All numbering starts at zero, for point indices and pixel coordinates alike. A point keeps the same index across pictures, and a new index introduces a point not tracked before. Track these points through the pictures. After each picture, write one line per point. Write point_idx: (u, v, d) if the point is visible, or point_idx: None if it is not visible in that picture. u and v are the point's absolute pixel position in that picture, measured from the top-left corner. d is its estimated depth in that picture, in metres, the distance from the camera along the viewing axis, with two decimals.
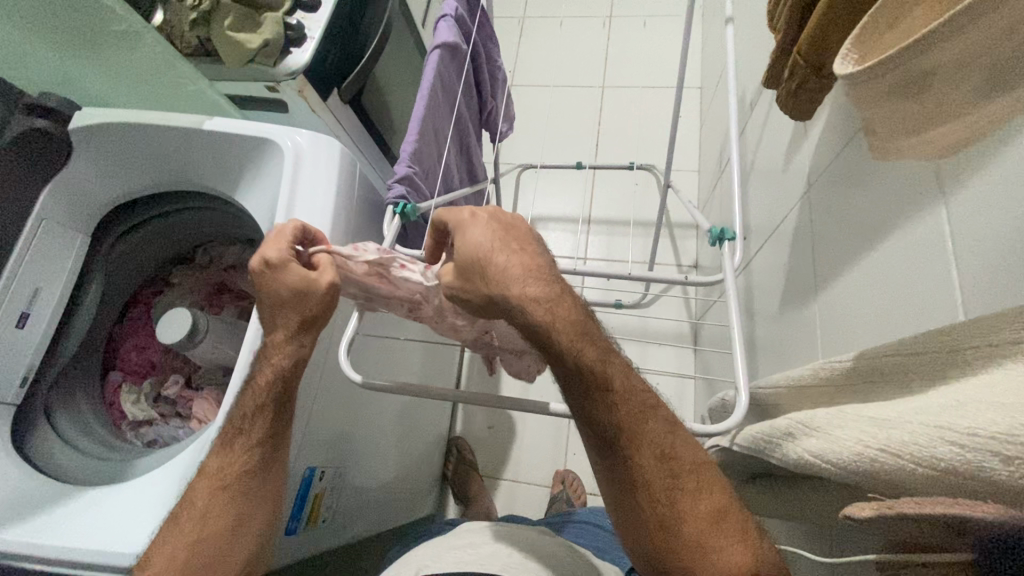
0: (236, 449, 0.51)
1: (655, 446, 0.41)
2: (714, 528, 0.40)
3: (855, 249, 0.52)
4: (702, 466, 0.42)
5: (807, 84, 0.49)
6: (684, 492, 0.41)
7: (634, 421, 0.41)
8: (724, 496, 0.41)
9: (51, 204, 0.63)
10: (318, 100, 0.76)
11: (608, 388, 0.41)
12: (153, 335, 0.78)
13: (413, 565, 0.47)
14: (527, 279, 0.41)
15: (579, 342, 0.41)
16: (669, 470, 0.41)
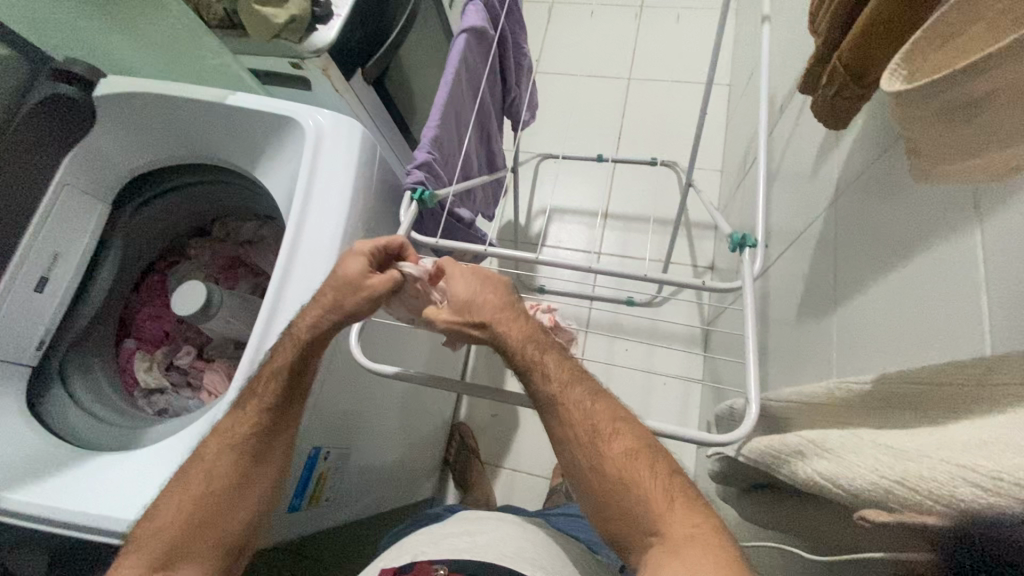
0: (248, 410, 0.52)
1: (580, 408, 0.47)
2: (635, 464, 0.45)
3: (879, 264, 0.51)
4: (614, 412, 0.48)
5: (845, 92, 0.47)
6: (605, 443, 0.46)
7: (561, 390, 0.48)
8: (637, 434, 0.47)
9: (73, 169, 0.64)
10: (342, 80, 0.76)
11: (542, 370, 0.48)
12: (168, 305, 0.80)
13: (409, 551, 0.48)
14: (496, 319, 0.49)
15: (535, 352, 0.49)
16: (593, 428, 0.47)
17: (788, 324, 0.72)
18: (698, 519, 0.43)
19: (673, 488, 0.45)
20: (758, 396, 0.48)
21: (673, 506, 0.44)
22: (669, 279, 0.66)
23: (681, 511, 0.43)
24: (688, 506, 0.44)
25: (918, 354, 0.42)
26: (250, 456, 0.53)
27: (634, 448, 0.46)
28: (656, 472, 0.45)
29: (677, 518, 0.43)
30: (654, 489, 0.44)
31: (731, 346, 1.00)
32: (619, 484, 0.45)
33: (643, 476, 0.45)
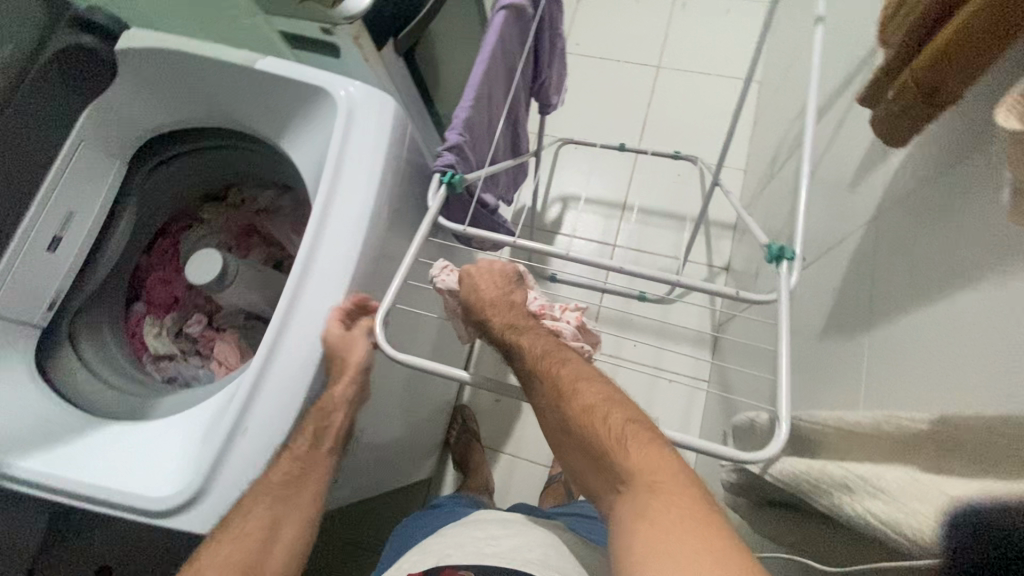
0: (282, 461, 0.51)
1: (548, 376, 0.48)
2: (591, 419, 0.46)
3: (921, 290, 0.49)
4: (578, 374, 0.48)
5: (911, 110, 0.45)
6: (567, 400, 0.47)
7: (536, 363, 0.50)
8: (598, 391, 0.47)
9: (90, 124, 0.62)
10: (373, 49, 0.71)
11: (520, 353, 0.51)
12: (179, 271, 0.78)
13: (434, 554, 0.47)
14: (493, 308, 0.55)
15: (511, 334, 0.53)
16: (557, 391, 0.48)
17: (812, 337, 0.71)
18: (657, 464, 0.43)
19: (628, 435, 0.44)
20: (788, 414, 0.46)
21: (632, 453, 0.44)
22: (701, 288, 0.61)
23: (638, 454, 0.43)
24: (647, 450, 0.44)
25: (952, 390, 0.41)
26: (284, 499, 0.52)
27: (594, 404, 0.46)
28: (610, 424, 0.45)
29: (636, 465, 0.43)
30: (610, 441, 0.45)
31: (743, 353, 0.99)
32: (581, 439, 0.46)
33: (599, 430, 0.45)
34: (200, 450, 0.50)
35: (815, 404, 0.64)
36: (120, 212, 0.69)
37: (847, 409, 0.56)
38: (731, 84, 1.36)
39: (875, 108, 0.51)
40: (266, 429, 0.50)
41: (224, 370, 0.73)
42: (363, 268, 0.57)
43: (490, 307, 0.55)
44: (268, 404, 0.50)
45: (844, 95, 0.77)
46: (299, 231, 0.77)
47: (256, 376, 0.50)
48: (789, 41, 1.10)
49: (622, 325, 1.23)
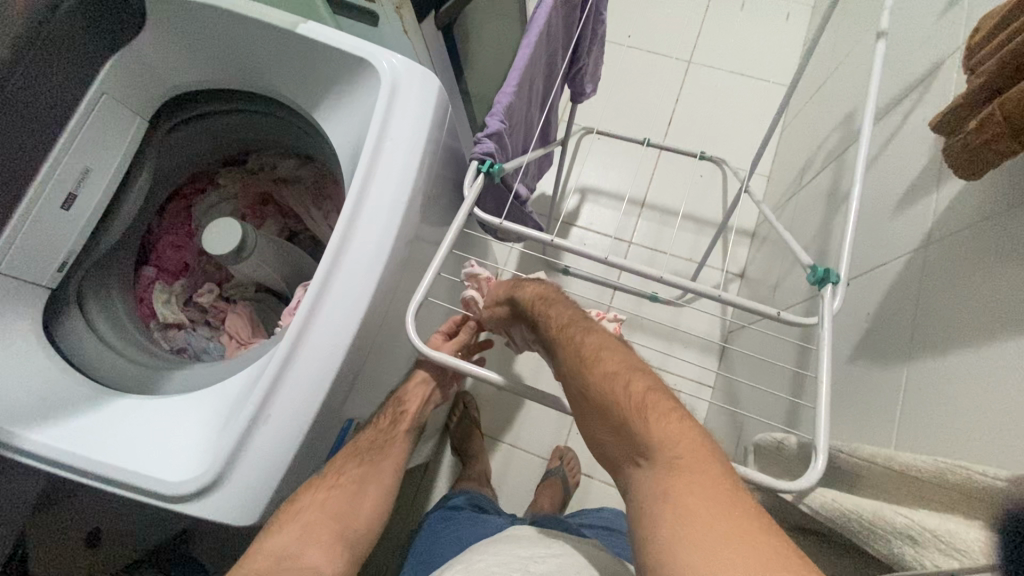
0: (373, 432, 0.60)
1: (573, 342, 0.46)
2: (611, 385, 0.42)
3: (973, 331, 0.48)
4: (603, 342, 0.46)
5: (993, 144, 0.44)
6: (589, 364, 0.44)
7: (563, 329, 0.48)
8: (620, 358, 0.44)
9: (112, 76, 0.58)
10: (414, 21, 0.67)
11: (547, 318, 0.50)
12: (192, 237, 0.75)
13: (478, 570, 0.47)
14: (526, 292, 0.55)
15: (543, 304, 0.52)
16: (580, 354, 0.45)
17: (840, 362, 0.70)
18: (680, 437, 0.39)
19: (649, 405, 0.41)
20: (826, 445, 0.43)
21: (652, 425, 0.40)
22: (742, 304, 0.57)
23: (660, 424, 0.40)
24: (670, 422, 0.40)
25: (1007, 433, 0.41)
26: (370, 462, 0.58)
27: (616, 369, 0.43)
28: (631, 391, 0.42)
29: (658, 438, 0.39)
30: (630, 410, 0.41)
31: (754, 366, 0.98)
32: (599, 405, 0.42)
33: (618, 396, 0.42)
34: (219, 434, 0.48)
35: (841, 431, 0.64)
36: (135, 173, 0.65)
37: (880, 445, 0.55)
38: (762, 87, 1.33)
39: (949, 137, 0.50)
40: (289, 423, 0.48)
41: (235, 344, 0.70)
42: (394, 257, 0.54)
43: (522, 286, 0.55)
44: (294, 393, 0.48)
45: (895, 113, 0.75)
46: (317, 205, 0.75)
47: (278, 369, 0.48)
48: (832, 49, 1.07)
49: (631, 325, 1.21)
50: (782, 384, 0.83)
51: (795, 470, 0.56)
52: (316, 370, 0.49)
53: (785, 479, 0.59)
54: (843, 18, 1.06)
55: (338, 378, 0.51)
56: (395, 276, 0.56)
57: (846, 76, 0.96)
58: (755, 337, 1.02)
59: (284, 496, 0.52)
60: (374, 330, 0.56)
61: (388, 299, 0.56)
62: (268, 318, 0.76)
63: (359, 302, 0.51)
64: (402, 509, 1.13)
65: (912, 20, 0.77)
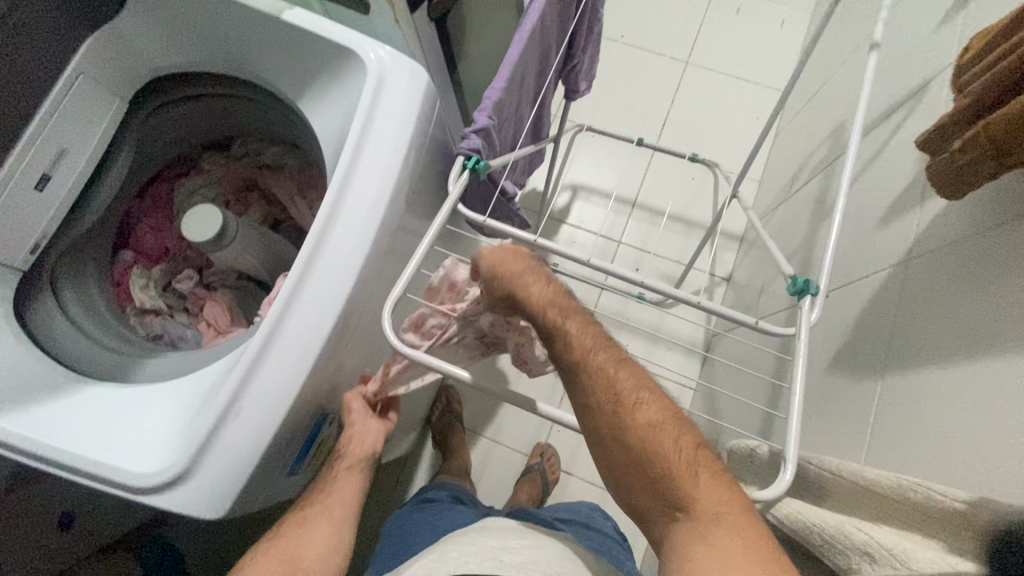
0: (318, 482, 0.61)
1: (602, 375, 0.44)
2: (660, 437, 0.43)
3: (946, 347, 0.49)
4: (639, 380, 0.44)
5: (976, 166, 0.44)
6: (629, 411, 0.43)
7: (587, 361, 0.44)
8: (661, 405, 0.44)
9: (91, 54, 0.56)
10: (406, 11, 0.66)
11: (565, 338, 0.45)
12: (173, 221, 0.74)
13: (451, 561, 0.47)
14: (529, 280, 0.46)
15: (558, 318, 0.45)
16: (614, 395, 0.44)
17: (819, 370, 0.70)
18: (726, 496, 0.42)
19: (699, 462, 0.43)
20: (795, 457, 0.43)
21: (701, 483, 0.42)
22: (723, 312, 0.57)
23: (706, 482, 0.42)
24: (715, 481, 0.43)
25: (977, 448, 0.41)
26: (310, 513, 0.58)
27: (661, 420, 0.44)
28: (681, 447, 0.43)
29: (703, 494, 0.42)
30: (680, 466, 0.43)
31: (735, 374, 0.99)
32: (643, 454, 0.43)
33: (668, 451, 0.43)
34: (190, 426, 0.47)
35: (815, 438, 0.64)
36: (115, 155, 0.64)
37: (851, 455, 0.56)
38: (759, 91, 1.33)
39: (934, 156, 0.50)
40: (261, 417, 0.48)
41: (213, 331, 0.69)
42: (375, 250, 0.54)
43: (522, 281, 0.46)
44: (269, 387, 0.48)
45: (885, 125, 0.75)
46: (302, 194, 0.74)
47: (250, 364, 0.47)
48: (829, 57, 1.07)
49: (616, 326, 1.20)
50: (761, 392, 0.84)
51: (765, 476, 0.56)
52: (292, 364, 0.49)
53: (754, 484, 0.59)
54: (841, 26, 1.05)
55: (315, 372, 0.50)
56: (377, 271, 0.56)
57: (840, 85, 0.96)
58: (738, 344, 1.02)
59: (257, 484, 0.52)
60: (354, 327, 0.55)
61: (369, 292, 0.55)
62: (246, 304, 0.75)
63: (337, 297, 0.50)
64: (382, 500, 1.13)
65: (906, 33, 0.77)
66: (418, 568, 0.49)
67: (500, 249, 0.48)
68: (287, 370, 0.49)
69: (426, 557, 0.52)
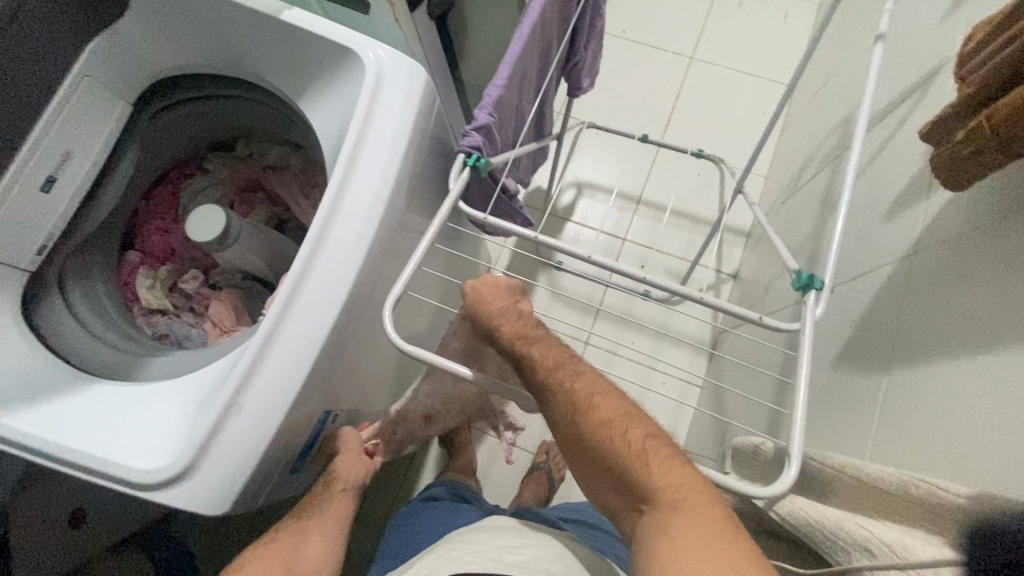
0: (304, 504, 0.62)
1: (561, 386, 0.44)
2: (609, 431, 0.43)
3: (952, 341, 0.48)
4: (593, 383, 0.45)
5: (981, 155, 0.43)
6: (581, 410, 0.44)
7: (545, 371, 0.45)
8: (615, 402, 0.44)
9: (94, 58, 0.57)
10: (405, 11, 0.66)
11: (530, 362, 0.47)
12: (179, 221, 0.74)
13: (455, 561, 0.47)
14: (501, 317, 0.50)
15: (525, 346, 0.47)
16: (571, 401, 0.44)
17: (824, 367, 0.69)
18: (681, 483, 0.41)
19: (649, 452, 0.42)
20: (800, 453, 0.42)
21: (654, 472, 0.42)
22: (725, 308, 0.56)
23: (660, 472, 0.42)
24: (668, 467, 0.42)
25: (982, 445, 0.41)
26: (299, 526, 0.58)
27: (613, 414, 0.43)
28: (631, 439, 0.42)
29: (658, 483, 0.41)
30: (631, 457, 0.42)
31: (742, 371, 0.98)
32: (599, 453, 0.43)
33: (618, 444, 0.42)
34: (192, 425, 0.48)
35: (821, 435, 0.63)
36: (120, 157, 0.65)
37: (857, 453, 0.55)
38: (765, 86, 1.32)
39: (937, 147, 0.49)
40: (262, 415, 0.48)
41: (218, 331, 0.70)
42: (375, 249, 0.54)
43: (498, 316, 0.50)
44: (270, 385, 0.48)
45: (891, 117, 0.74)
46: (307, 193, 0.74)
47: (251, 362, 0.48)
48: (835, 50, 1.05)
49: (621, 324, 1.20)
50: (767, 390, 0.83)
51: (769, 473, 0.56)
52: (291, 363, 0.49)
53: (759, 482, 0.59)
54: (848, 18, 1.04)
55: (316, 370, 0.51)
56: (377, 270, 0.56)
57: (846, 79, 0.94)
58: (745, 341, 1.01)
59: (260, 482, 0.52)
60: (354, 326, 0.55)
61: (370, 291, 0.56)
62: (251, 303, 0.74)
63: (336, 296, 0.51)
64: (389, 498, 1.13)
65: (912, 24, 0.76)
66: (419, 564, 0.49)
67: (488, 283, 0.51)
68: (286, 369, 0.49)
69: (426, 553, 0.52)
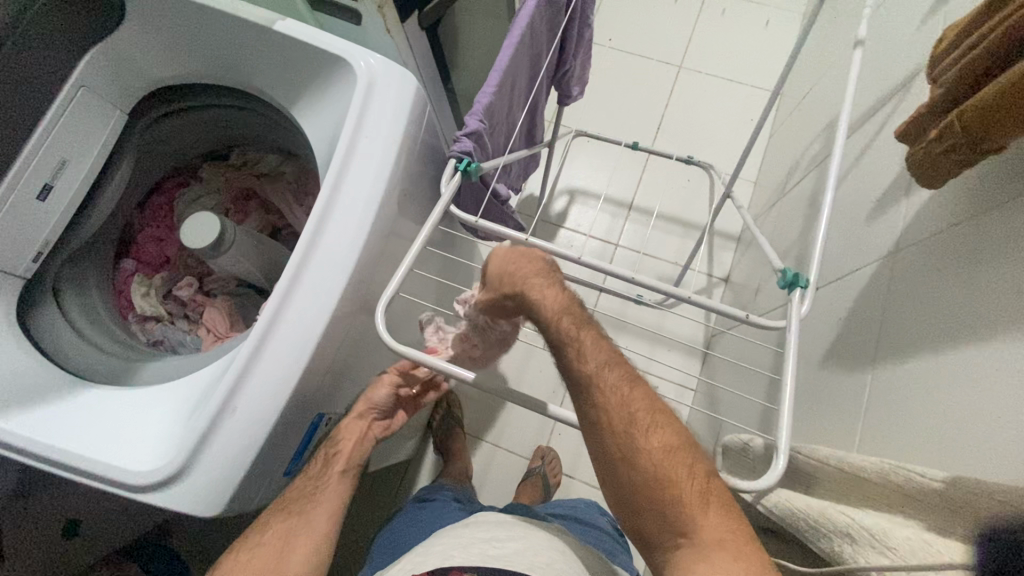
0: (301, 481, 0.60)
1: (621, 402, 0.43)
2: (671, 461, 0.42)
3: (930, 335, 0.50)
4: (653, 404, 0.44)
5: (954, 153, 0.45)
6: (643, 435, 0.42)
7: (601, 376, 0.43)
8: (674, 430, 0.44)
9: (90, 68, 0.58)
10: (397, 21, 0.68)
11: (578, 348, 0.44)
12: (173, 230, 0.75)
13: (439, 555, 0.49)
14: (542, 288, 0.48)
15: (572, 327, 0.45)
16: (630, 419, 0.43)
17: (812, 365, 0.70)
18: (732, 525, 0.42)
19: (709, 492, 0.42)
20: (788, 446, 0.43)
21: (709, 510, 0.42)
22: (711, 306, 0.57)
23: (713, 512, 0.42)
24: (723, 510, 0.42)
25: (958, 437, 0.42)
26: (295, 517, 0.57)
27: (672, 444, 0.43)
28: (692, 474, 0.43)
29: (708, 522, 0.41)
30: (691, 492, 0.42)
31: (733, 372, 0.99)
32: (651, 478, 0.42)
33: (679, 476, 0.42)
34: (185, 427, 0.48)
35: (808, 431, 0.64)
36: (115, 166, 0.65)
37: (842, 447, 0.56)
38: (752, 93, 1.34)
39: (913, 147, 0.51)
40: (255, 416, 0.49)
41: (211, 337, 0.69)
42: (367, 252, 0.55)
43: (535, 285, 0.48)
44: (263, 386, 0.49)
45: (873, 120, 0.76)
46: (298, 199, 0.74)
47: (244, 364, 0.48)
48: (819, 58, 1.08)
49: (615, 328, 1.20)
50: (758, 389, 0.84)
51: (758, 468, 0.57)
52: (284, 364, 0.50)
53: (749, 478, 0.59)
54: (830, 27, 1.06)
55: (310, 371, 0.52)
56: (369, 272, 0.57)
57: (830, 85, 0.96)
58: (737, 343, 1.02)
59: (254, 483, 0.53)
60: (346, 329, 0.56)
61: (363, 293, 0.57)
62: (246, 311, 0.75)
63: (330, 297, 0.51)
64: (384, 505, 1.13)
65: (891, 30, 0.78)
66: (411, 561, 0.50)
67: (515, 249, 0.52)
68: (280, 371, 0.49)
69: (418, 550, 0.53)
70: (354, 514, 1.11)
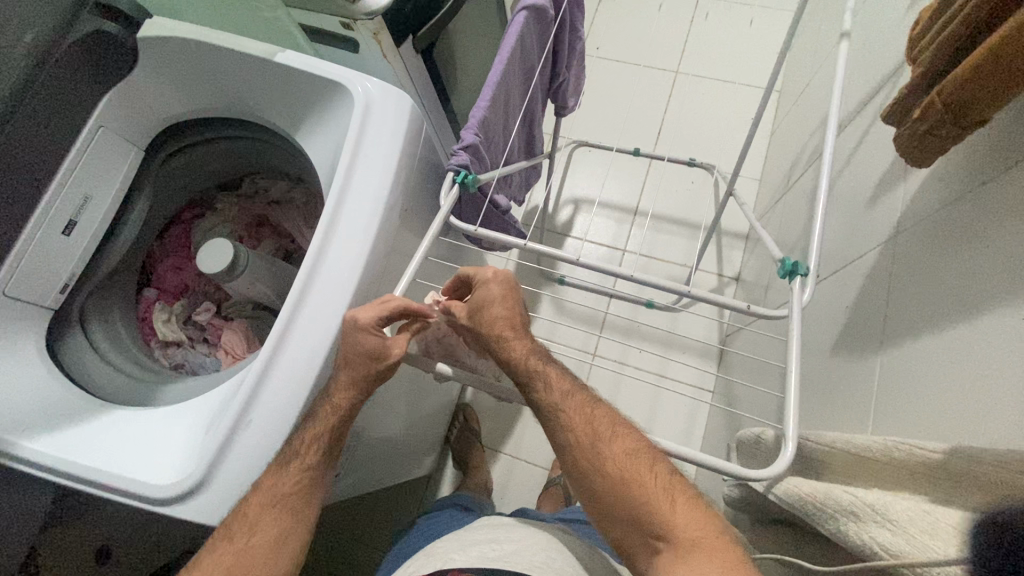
0: (291, 471, 0.50)
1: (575, 414, 0.49)
2: (634, 465, 0.47)
3: (930, 318, 0.50)
4: (613, 417, 0.50)
5: (938, 130, 0.45)
6: (606, 444, 0.48)
7: (563, 399, 0.49)
8: (636, 435, 0.49)
9: (111, 112, 0.62)
10: (392, 46, 0.71)
11: (546, 380, 0.49)
12: (191, 259, 0.77)
13: (440, 558, 0.50)
14: (512, 332, 0.52)
15: (539, 363, 0.50)
16: (590, 428, 0.49)
17: (824, 353, 0.69)
18: (701, 523, 0.44)
19: (675, 487, 0.47)
20: (797, 431, 0.44)
21: (677, 508, 0.45)
22: (713, 299, 0.57)
23: (683, 512, 0.45)
24: (691, 508, 0.46)
25: (967, 415, 0.41)
26: (288, 516, 0.51)
27: (634, 450, 0.48)
28: (657, 474, 0.47)
29: (681, 522, 0.45)
30: (658, 492, 0.46)
31: (749, 368, 0.98)
32: (623, 488, 0.46)
33: (645, 477, 0.46)
34: (202, 441, 0.50)
35: (822, 420, 0.64)
36: (133, 200, 0.69)
37: (853, 434, 0.55)
38: (752, 93, 1.35)
39: (899, 126, 0.52)
40: (268, 430, 0.50)
41: (230, 358, 0.71)
42: (372, 268, 0.57)
43: (508, 337, 0.51)
44: (277, 401, 0.51)
45: (866, 113, 0.77)
46: (309, 224, 0.76)
47: (257, 377, 0.50)
48: (812, 54, 1.09)
49: (627, 333, 1.20)
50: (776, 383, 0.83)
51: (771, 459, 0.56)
52: (297, 380, 0.51)
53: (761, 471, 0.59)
54: (819, 23, 1.08)
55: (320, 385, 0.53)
56: (373, 286, 0.58)
57: (823, 80, 0.97)
58: (751, 338, 1.02)
59: None
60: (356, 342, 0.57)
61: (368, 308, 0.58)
62: (264, 332, 0.75)
63: (334, 311, 0.53)
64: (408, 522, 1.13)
65: (878, 22, 0.79)
66: (411, 563, 0.51)
67: (500, 283, 0.54)
68: (289, 384, 0.51)
69: (420, 553, 0.54)
70: (378, 533, 1.12)
